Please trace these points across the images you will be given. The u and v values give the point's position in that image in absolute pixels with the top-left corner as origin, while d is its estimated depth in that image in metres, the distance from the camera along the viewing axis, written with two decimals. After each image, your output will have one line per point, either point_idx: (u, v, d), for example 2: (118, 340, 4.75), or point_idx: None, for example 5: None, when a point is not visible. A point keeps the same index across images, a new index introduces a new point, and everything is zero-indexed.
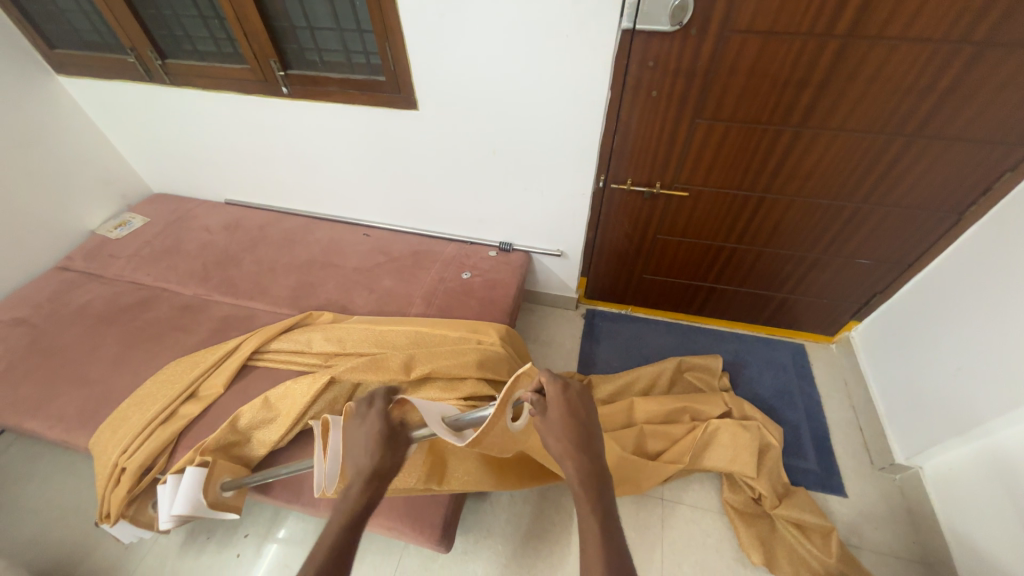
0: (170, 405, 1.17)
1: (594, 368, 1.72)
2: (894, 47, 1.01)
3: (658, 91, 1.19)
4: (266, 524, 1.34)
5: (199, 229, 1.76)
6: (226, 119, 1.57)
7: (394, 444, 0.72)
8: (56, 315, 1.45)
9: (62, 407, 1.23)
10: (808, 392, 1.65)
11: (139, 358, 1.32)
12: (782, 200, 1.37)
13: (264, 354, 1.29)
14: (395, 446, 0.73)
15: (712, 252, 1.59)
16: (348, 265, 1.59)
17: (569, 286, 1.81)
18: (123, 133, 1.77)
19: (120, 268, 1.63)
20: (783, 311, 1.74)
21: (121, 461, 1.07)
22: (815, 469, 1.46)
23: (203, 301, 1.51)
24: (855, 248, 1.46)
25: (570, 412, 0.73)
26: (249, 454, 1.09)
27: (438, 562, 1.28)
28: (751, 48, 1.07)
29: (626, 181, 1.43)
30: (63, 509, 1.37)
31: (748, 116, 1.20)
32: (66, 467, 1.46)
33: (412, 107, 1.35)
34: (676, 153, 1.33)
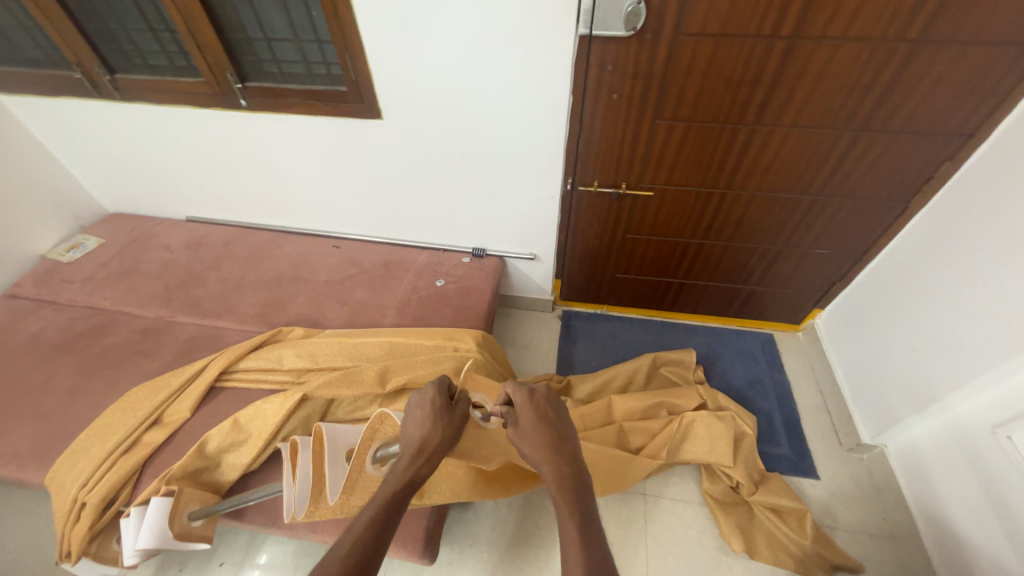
0: (133, 433, 1.12)
1: (573, 368, 1.73)
2: (837, 46, 1.06)
3: (619, 93, 1.22)
4: (242, 550, 1.29)
5: (160, 248, 1.70)
6: (183, 134, 1.52)
7: (452, 416, 0.78)
8: (3, 346, 1.37)
9: (14, 443, 1.16)
10: (779, 380, 1.70)
11: (98, 386, 1.26)
12: (743, 195, 1.42)
13: (233, 374, 1.25)
14: (456, 420, 0.78)
15: (681, 249, 1.64)
16: (319, 279, 1.56)
17: (544, 289, 1.82)
18: (72, 152, 1.69)
19: (74, 293, 1.55)
20: (751, 303, 1.80)
21: (81, 496, 1.01)
22: (788, 454, 1.50)
23: (167, 322, 1.45)
24: (814, 238, 1.52)
25: (539, 417, 0.76)
26: (217, 479, 1.06)
27: (424, 575, 1.27)
28: (704, 51, 1.11)
29: (593, 182, 1.45)
30: (20, 552, 1.29)
31: (705, 116, 1.24)
32: (21, 507, 1.38)
33: (376, 116, 1.34)
34: (640, 154, 1.36)
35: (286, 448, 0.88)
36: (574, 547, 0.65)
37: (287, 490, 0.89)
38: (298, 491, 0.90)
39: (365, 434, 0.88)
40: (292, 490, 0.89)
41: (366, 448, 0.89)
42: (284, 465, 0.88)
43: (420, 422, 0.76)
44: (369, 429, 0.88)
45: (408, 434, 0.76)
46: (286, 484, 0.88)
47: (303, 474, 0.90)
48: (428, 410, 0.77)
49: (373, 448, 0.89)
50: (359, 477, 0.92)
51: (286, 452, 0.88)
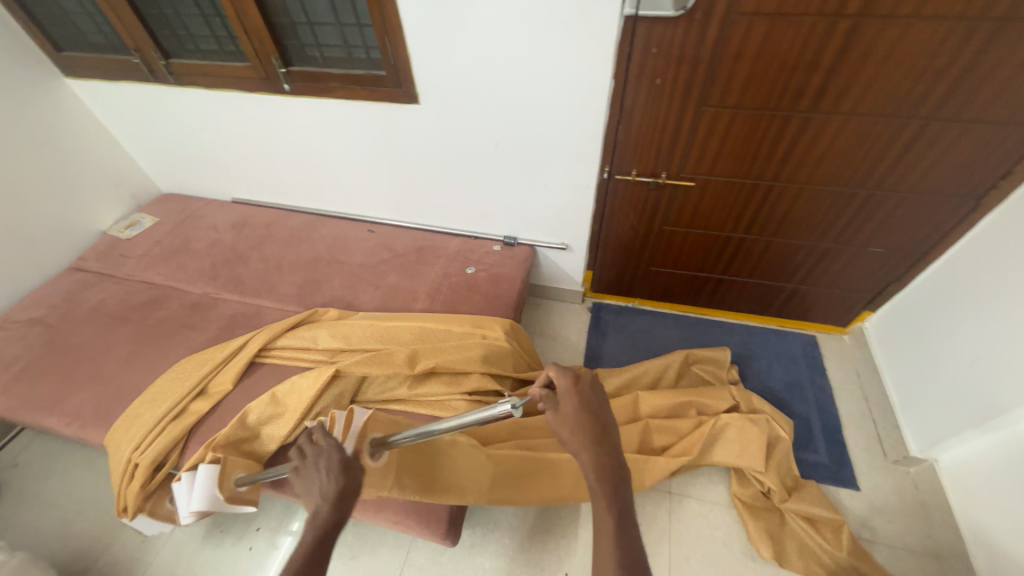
0: (181, 401, 1.19)
1: (601, 361, 1.70)
2: (909, 26, 0.97)
3: (662, 79, 1.17)
4: (278, 517, 1.36)
5: (207, 228, 1.78)
6: (230, 117, 1.58)
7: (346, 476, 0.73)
8: (70, 315, 1.48)
9: (77, 405, 1.25)
10: (820, 384, 1.62)
11: (151, 355, 1.35)
12: (792, 187, 1.34)
13: (272, 351, 1.30)
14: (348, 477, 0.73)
15: (720, 243, 1.56)
16: (353, 262, 1.60)
17: (575, 280, 1.79)
18: (130, 134, 1.78)
19: (131, 268, 1.65)
20: (793, 301, 1.71)
21: (135, 457, 1.09)
22: (826, 462, 1.43)
23: (213, 299, 1.52)
24: (868, 236, 1.42)
25: (584, 406, 0.72)
26: (259, 449, 1.09)
27: (446, 555, 1.30)
28: (758, 32, 1.04)
29: (631, 171, 1.40)
30: (83, 504, 1.41)
31: (755, 102, 1.17)
32: (85, 462, 1.50)
33: (413, 101, 1.34)
34: (681, 143, 1.30)
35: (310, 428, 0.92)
36: (606, 537, 0.66)
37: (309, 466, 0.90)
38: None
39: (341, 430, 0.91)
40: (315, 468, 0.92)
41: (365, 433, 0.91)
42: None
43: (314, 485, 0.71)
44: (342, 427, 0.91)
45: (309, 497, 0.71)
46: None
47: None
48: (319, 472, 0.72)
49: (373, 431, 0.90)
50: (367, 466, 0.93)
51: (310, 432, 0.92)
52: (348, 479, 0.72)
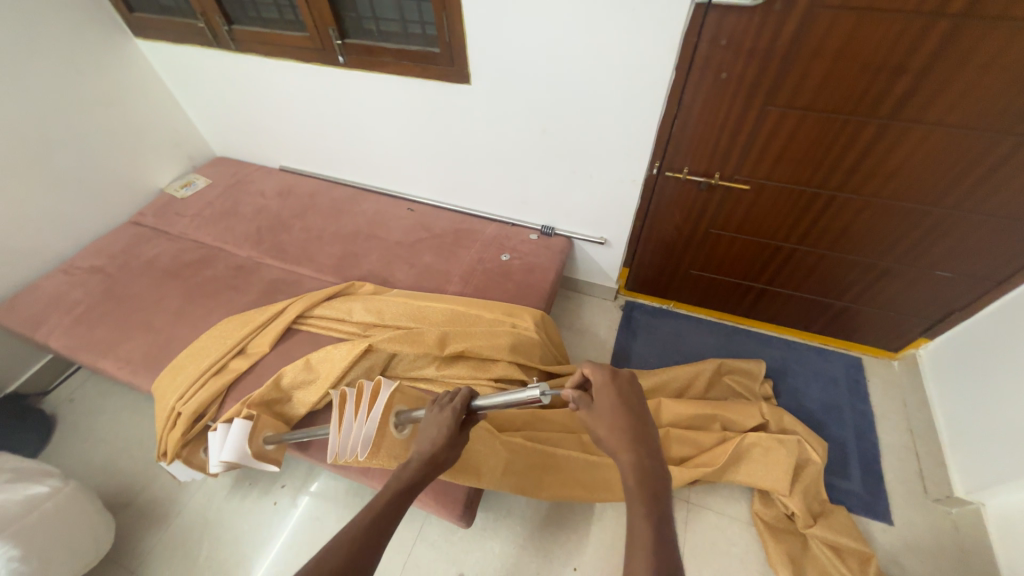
0: (222, 357, 1.24)
1: (629, 361, 1.67)
2: (1021, 29, 0.87)
3: (728, 73, 1.10)
4: (301, 477, 1.42)
5: (255, 194, 1.84)
6: (284, 86, 1.61)
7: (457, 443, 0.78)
8: (127, 266, 1.57)
9: (129, 351, 1.34)
10: (860, 410, 1.54)
11: (197, 311, 1.42)
12: (857, 199, 1.25)
13: (308, 319, 1.34)
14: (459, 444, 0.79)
15: (770, 251, 1.48)
16: (391, 239, 1.61)
17: (609, 276, 1.76)
18: (190, 97, 1.85)
19: (184, 226, 1.73)
20: (841, 320, 1.61)
21: (178, 406, 1.15)
22: (858, 491, 1.36)
23: (256, 263, 1.58)
24: (937, 258, 1.31)
25: (620, 405, 0.71)
26: (289, 411, 1.15)
27: (458, 534, 1.32)
28: (843, 27, 0.96)
29: (682, 169, 1.34)
30: (128, 443, 1.51)
31: (828, 105, 1.09)
32: (132, 405, 1.61)
33: (464, 81, 1.32)
34: (740, 143, 1.23)
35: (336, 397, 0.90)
36: (638, 538, 0.60)
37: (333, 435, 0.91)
38: (342, 439, 0.93)
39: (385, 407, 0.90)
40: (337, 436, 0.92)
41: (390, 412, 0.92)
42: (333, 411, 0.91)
43: (434, 436, 0.76)
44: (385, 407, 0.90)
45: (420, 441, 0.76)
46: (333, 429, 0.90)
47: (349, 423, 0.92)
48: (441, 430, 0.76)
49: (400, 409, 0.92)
50: (383, 438, 0.94)
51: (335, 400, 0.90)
52: (457, 447, 0.78)
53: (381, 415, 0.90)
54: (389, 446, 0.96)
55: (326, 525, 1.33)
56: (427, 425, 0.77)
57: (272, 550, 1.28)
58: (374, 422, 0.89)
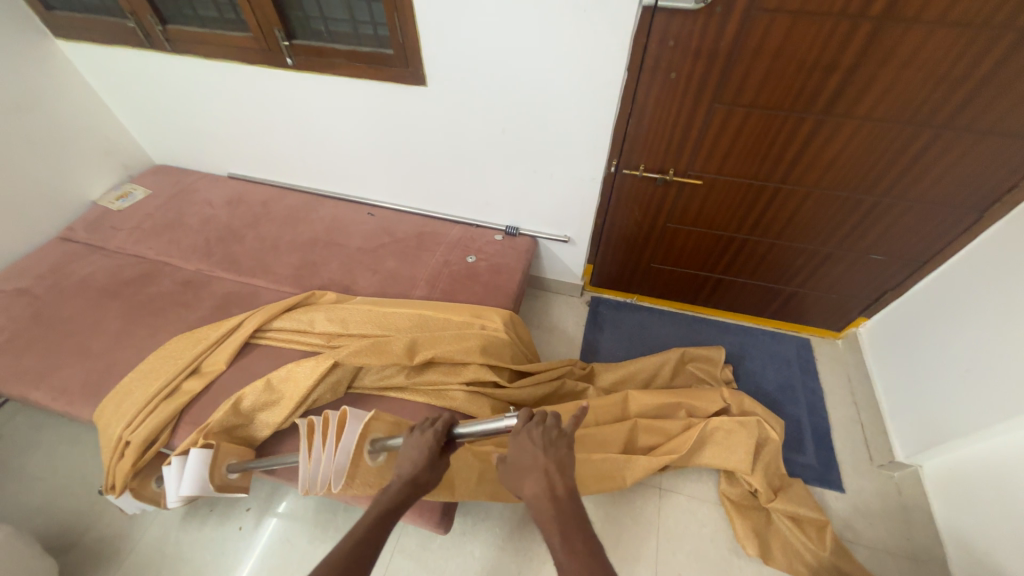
0: (173, 380, 1.16)
1: (598, 355, 1.70)
2: (932, 31, 0.96)
3: (677, 73, 1.14)
4: (267, 499, 1.36)
5: (202, 203, 1.74)
6: (228, 89, 1.53)
7: (438, 466, 0.78)
8: (58, 287, 1.44)
9: (65, 379, 1.23)
10: (811, 387, 1.64)
11: (142, 332, 1.32)
12: (799, 190, 1.33)
13: (267, 333, 1.28)
14: (440, 467, 0.78)
15: (723, 243, 1.56)
16: (351, 245, 1.57)
17: (575, 273, 1.78)
18: (123, 102, 1.72)
19: (122, 241, 1.61)
20: (790, 304, 1.72)
21: (126, 436, 1.07)
22: (813, 464, 1.46)
23: (206, 277, 1.49)
24: (870, 243, 1.43)
25: (529, 444, 0.71)
26: (251, 434, 1.10)
27: (436, 542, 1.30)
28: (779, 29, 1.02)
29: (639, 166, 1.38)
30: (69, 479, 1.39)
31: (769, 103, 1.15)
32: (71, 437, 1.48)
33: (421, 82, 1.31)
34: (692, 140, 1.28)
35: (303, 426, 0.86)
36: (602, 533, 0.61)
37: (303, 469, 0.86)
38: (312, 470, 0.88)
39: (359, 436, 0.85)
40: (308, 469, 0.87)
41: (363, 441, 0.87)
42: (301, 440, 0.86)
43: (413, 461, 0.75)
44: (359, 436, 0.86)
45: (401, 464, 0.75)
46: (302, 459, 0.85)
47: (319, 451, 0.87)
48: (421, 455, 0.75)
49: (371, 438, 0.88)
50: (357, 469, 0.89)
51: (304, 427, 0.86)
52: (437, 469, 0.77)
53: (356, 443, 0.86)
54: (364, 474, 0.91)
55: (297, 545, 1.28)
56: (407, 448, 0.76)
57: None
58: (346, 452, 0.86)
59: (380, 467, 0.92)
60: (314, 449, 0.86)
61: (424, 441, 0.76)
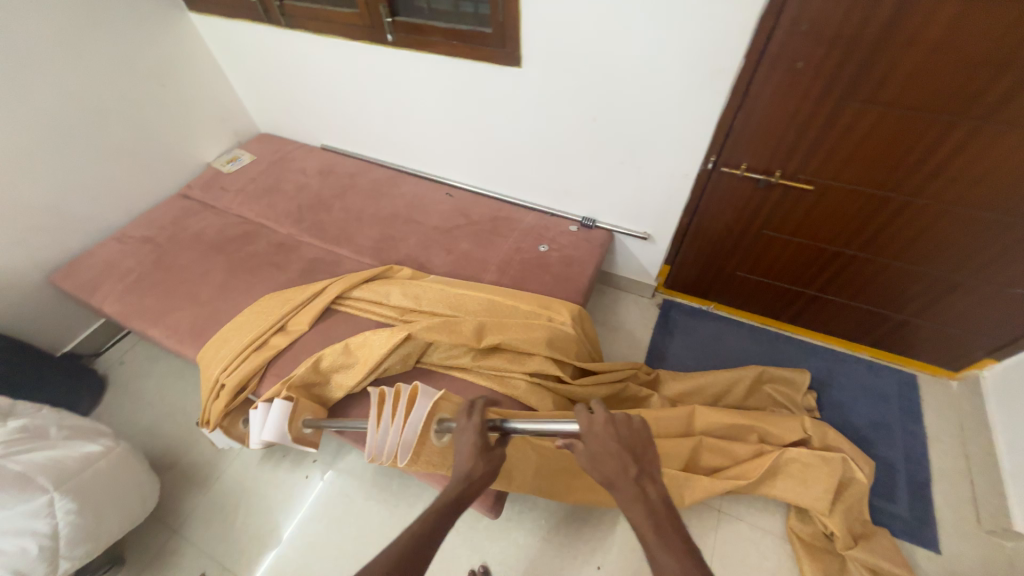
0: (263, 334, 1.26)
1: (664, 362, 1.62)
2: None
3: (805, 63, 1.01)
4: (333, 454, 1.46)
5: (298, 171, 1.86)
6: (331, 64, 1.60)
7: (492, 457, 0.78)
8: (176, 238, 1.62)
9: (176, 321, 1.38)
10: (911, 430, 1.45)
11: (241, 286, 1.45)
12: (934, 206, 1.15)
13: (346, 301, 1.34)
14: (495, 459, 0.78)
15: (827, 257, 1.39)
16: (429, 224, 1.60)
17: (649, 273, 1.70)
18: (240, 73, 1.87)
19: (229, 201, 1.77)
20: (898, 334, 1.51)
21: (222, 378, 1.19)
22: (904, 516, 1.29)
23: (296, 242, 1.60)
24: (1017, 275, 1.20)
25: (611, 444, 0.66)
26: (326, 394, 1.16)
27: (481, 523, 1.33)
28: (944, 14, 0.86)
29: (741, 165, 1.25)
30: (172, 408, 1.58)
31: (915, 101, 0.99)
32: (177, 371, 1.68)
33: (515, 63, 1.28)
34: (809, 140, 1.14)
35: (374, 396, 0.89)
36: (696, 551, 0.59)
37: (371, 438, 0.89)
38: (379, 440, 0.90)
39: (427, 416, 0.87)
40: (375, 437, 0.89)
41: (429, 421, 0.89)
42: (371, 410, 0.88)
43: (466, 456, 0.76)
44: (428, 415, 0.87)
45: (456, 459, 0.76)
46: (371, 429, 0.88)
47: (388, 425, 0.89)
48: (473, 450, 0.75)
49: (436, 419, 0.89)
50: (423, 445, 0.91)
51: (375, 398, 0.89)
52: (490, 462, 0.77)
53: (423, 421, 0.87)
54: (428, 453, 0.94)
55: (355, 501, 1.36)
56: (459, 444, 0.77)
57: (303, 521, 1.33)
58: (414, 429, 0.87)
59: (444, 448, 0.94)
60: (383, 421, 0.88)
61: (471, 435, 0.76)
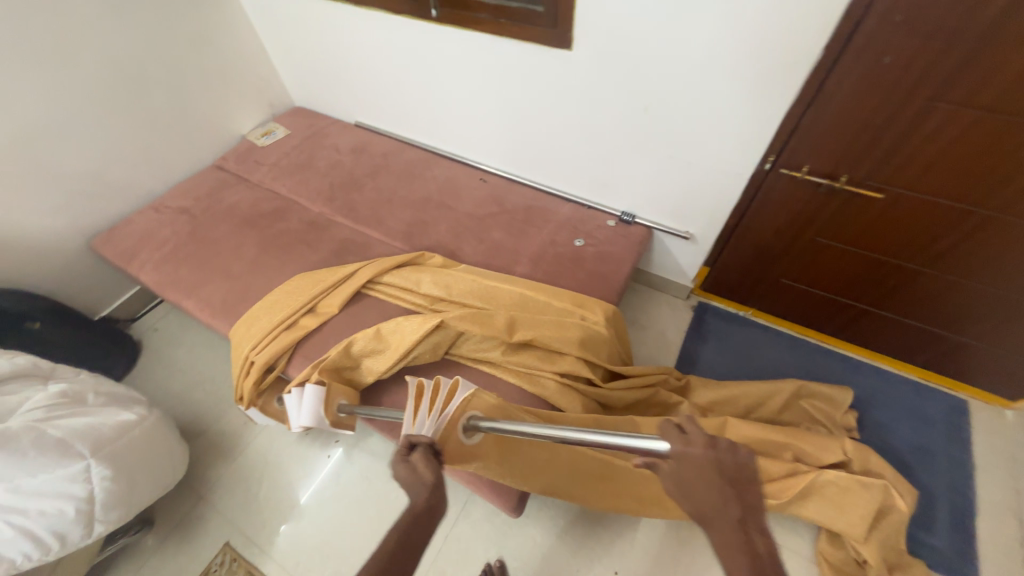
0: (293, 314, 1.26)
1: (696, 367, 1.56)
2: None
3: (893, 58, 0.92)
4: (355, 435, 1.47)
5: (331, 148, 1.83)
6: (370, 38, 1.55)
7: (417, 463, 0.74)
8: (211, 210, 1.62)
9: (209, 294, 1.39)
10: (959, 459, 1.36)
11: (272, 263, 1.44)
12: (1018, 224, 1.04)
13: (376, 285, 1.32)
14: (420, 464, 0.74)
15: (886, 270, 1.29)
16: (461, 210, 1.56)
17: (686, 274, 1.62)
18: (277, 44, 1.84)
19: (263, 175, 1.76)
20: (953, 356, 1.41)
21: (252, 355, 1.19)
22: (945, 549, 1.22)
23: (328, 221, 1.58)
24: None
25: (709, 470, 0.59)
26: (357, 378, 1.15)
27: (499, 517, 1.32)
28: None
29: (802, 167, 1.16)
30: (202, 378, 1.61)
31: (1017, 106, 0.89)
32: (207, 342, 1.71)
33: (565, 46, 1.21)
34: (884, 143, 1.04)
35: (413, 388, 0.82)
36: None
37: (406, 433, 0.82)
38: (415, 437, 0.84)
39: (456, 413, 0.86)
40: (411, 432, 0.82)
41: (457, 418, 0.87)
42: (409, 403, 0.82)
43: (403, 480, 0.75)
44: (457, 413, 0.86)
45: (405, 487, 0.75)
46: (408, 424, 0.81)
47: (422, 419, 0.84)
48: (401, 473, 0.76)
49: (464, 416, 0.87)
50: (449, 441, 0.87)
51: (413, 389, 0.82)
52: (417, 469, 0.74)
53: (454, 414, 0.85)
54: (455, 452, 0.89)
55: (375, 484, 1.36)
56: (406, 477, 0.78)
57: (324, 500, 1.34)
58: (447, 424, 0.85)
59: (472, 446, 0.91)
60: (422, 416, 0.82)
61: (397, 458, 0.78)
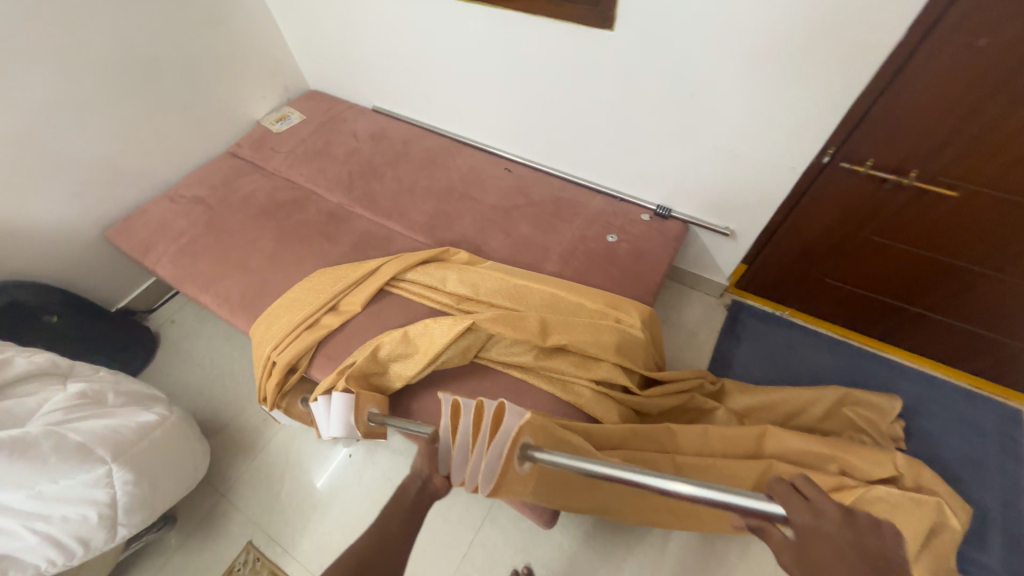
0: (315, 313, 1.21)
1: (730, 370, 1.49)
2: None
3: (990, 41, 0.82)
4: None
5: (348, 134, 1.76)
6: (391, 17, 1.46)
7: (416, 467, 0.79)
8: (227, 200, 1.57)
9: (227, 289, 1.34)
10: (1013, 473, 1.28)
11: (291, 257, 1.39)
12: None
13: (399, 282, 1.26)
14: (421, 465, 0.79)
15: (948, 273, 1.20)
16: (486, 202, 1.48)
17: (722, 271, 1.54)
18: (293, 24, 1.75)
19: (279, 163, 1.69)
20: (1012, 365, 1.32)
21: (273, 356, 1.15)
22: (998, 569, 1.15)
23: (347, 212, 1.52)
24: None
25: (844, 552, 0.55)
26: (385, 383, 1.09)
27: (525, 522, 1.28)
28: None
29: (866, 161, 1.07)
30: (221, 372, 1.59)
31: None
32: (225, 335, 1.68)
33: (606, 27, 1.11)
34: (965, 136, 0.94)
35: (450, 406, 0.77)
36: None
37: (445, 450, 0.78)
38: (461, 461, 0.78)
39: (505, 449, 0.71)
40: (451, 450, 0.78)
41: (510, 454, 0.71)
42: (445, 418, 0.77)
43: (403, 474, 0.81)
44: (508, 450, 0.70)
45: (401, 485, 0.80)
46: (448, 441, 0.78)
47: (465, 441, 0.77)
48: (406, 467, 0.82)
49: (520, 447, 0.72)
50: (506, 476, 0.74)
51: (447, 407, 0.76)
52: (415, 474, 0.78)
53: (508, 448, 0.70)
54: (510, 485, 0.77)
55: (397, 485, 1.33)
56: None
57: (346, 500, 1.31)
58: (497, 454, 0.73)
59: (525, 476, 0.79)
60: (462, 435, 0.76)
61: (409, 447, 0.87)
